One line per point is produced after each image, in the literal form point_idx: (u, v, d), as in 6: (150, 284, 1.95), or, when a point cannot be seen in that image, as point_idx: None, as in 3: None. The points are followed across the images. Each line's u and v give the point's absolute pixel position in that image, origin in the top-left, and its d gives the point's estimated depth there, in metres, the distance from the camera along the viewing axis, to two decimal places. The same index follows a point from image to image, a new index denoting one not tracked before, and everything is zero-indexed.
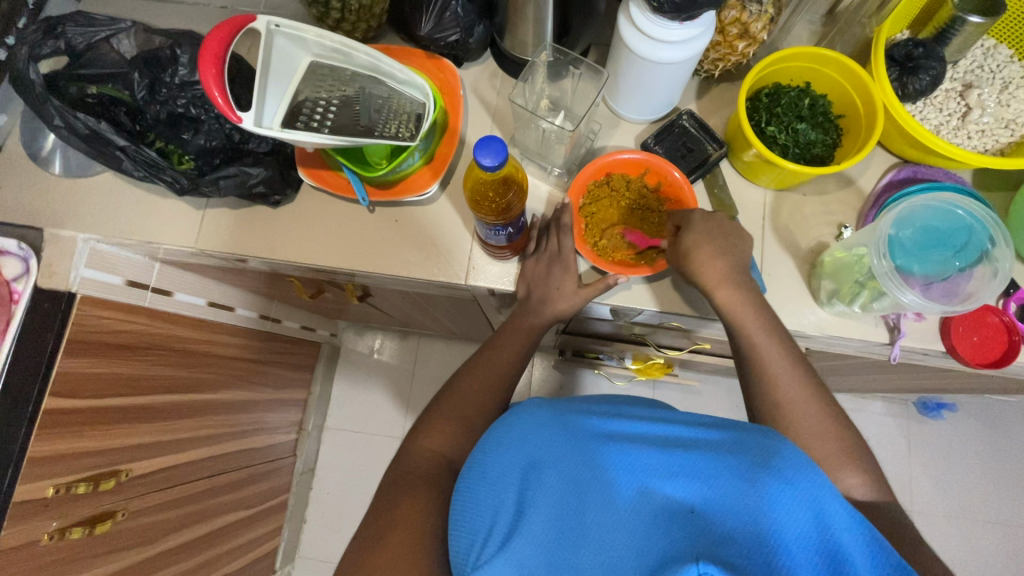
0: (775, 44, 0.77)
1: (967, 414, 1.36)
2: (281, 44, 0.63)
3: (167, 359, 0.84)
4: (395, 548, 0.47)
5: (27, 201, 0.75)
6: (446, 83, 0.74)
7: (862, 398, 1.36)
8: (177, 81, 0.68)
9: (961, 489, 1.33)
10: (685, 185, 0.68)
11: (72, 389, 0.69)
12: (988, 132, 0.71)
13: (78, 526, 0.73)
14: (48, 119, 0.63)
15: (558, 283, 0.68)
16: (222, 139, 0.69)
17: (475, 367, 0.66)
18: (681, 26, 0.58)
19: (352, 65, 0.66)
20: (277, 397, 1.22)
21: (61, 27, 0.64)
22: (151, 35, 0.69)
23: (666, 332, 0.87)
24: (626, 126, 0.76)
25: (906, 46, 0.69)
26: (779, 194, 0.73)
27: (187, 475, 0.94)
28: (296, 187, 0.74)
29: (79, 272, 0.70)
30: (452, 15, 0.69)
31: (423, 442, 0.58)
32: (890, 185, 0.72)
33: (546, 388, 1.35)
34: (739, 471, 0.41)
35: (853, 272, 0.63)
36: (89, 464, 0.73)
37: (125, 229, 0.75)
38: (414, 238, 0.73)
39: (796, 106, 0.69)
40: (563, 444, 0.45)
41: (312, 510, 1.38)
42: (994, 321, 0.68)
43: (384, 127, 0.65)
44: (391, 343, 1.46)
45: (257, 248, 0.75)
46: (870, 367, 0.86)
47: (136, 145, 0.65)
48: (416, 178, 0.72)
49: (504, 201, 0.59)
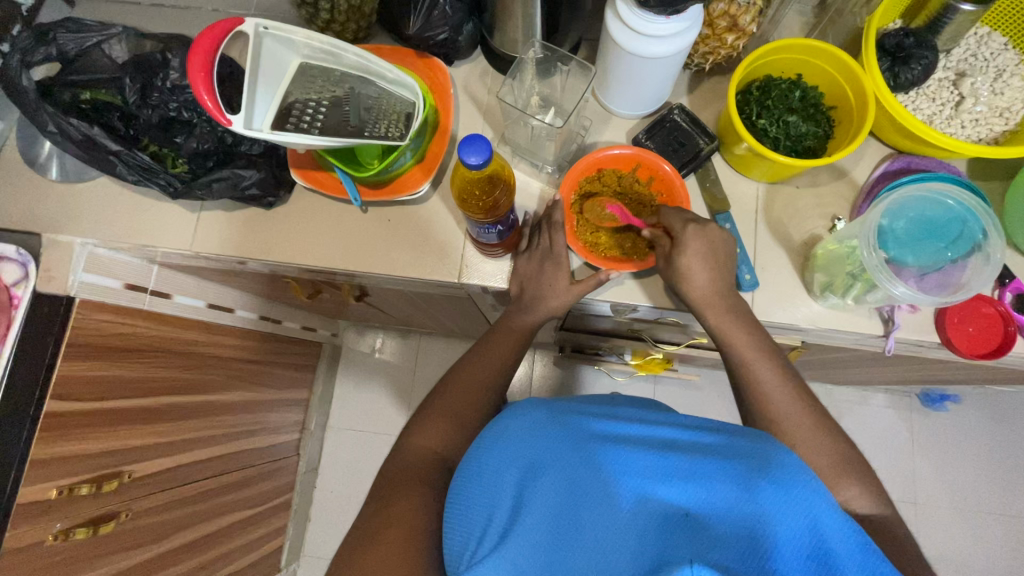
0: (765, 36, 0.77)
1: (971, 405, 1.35)
2: (270, 46, 0.63)
3: (168, 361, 0.85)
4: (388, 546, 0.47)
5: (24, 206, 0.76)
6: (436, 82, 0.74)
7: (864, 391, 1.36)
8: (169, 85, 0.69)
9: (965, 481, 1.32)
10: (676, 178, 0.68)
11: (73, 391, 0.69)
12: (982, 121, 0.70)
13: (82, 526, 0.74)
14: (42, 126, 0.63)
15: (550, 280, 0.68)
16: (214, 141, 0.69)
17: (468, 365, 0.66)
18: (669, 19, 0.57)
19: (342, 66, 0.66)
20: (279, 397, 1.23)
21: (52, 34, 0.65)
22: (143, 40, 0.70)
23: (663, 328, 0.87)
24: (618, 121, 0.76)
25: (897, 35, 0.68)
26: (772, 186, 0.73)
27: (190, 475, 0.95)
28: (290, 188, 0.74)
29: (77, 275, 0.71)
30: (441, 13, 0.68)
31: (417, 440, 0.59)
32: (884, 176, 0.71)
33: (546, 384, 1.36)
34: (736, 476, 0.41)
35: (845, 265, 0.63)
36: (91, 465, 0.74)
37: (121, 232, 0.76)
38: (408, 237, 0.74)
39: (785, 98, 0.68)
40: (561, 444, 0.45)
41: (317, 509, 1.39)
42: (989, 311, 0.67)
43: (373, 127, 0.66)
44: (392, 342, 1.47)
45: (252, 249, 0.75)
46: (868, 359, 0.86)
47: (129, 150, 0.65)
48: (408, 177, 0.72)
49: (492, 198, 0.60)
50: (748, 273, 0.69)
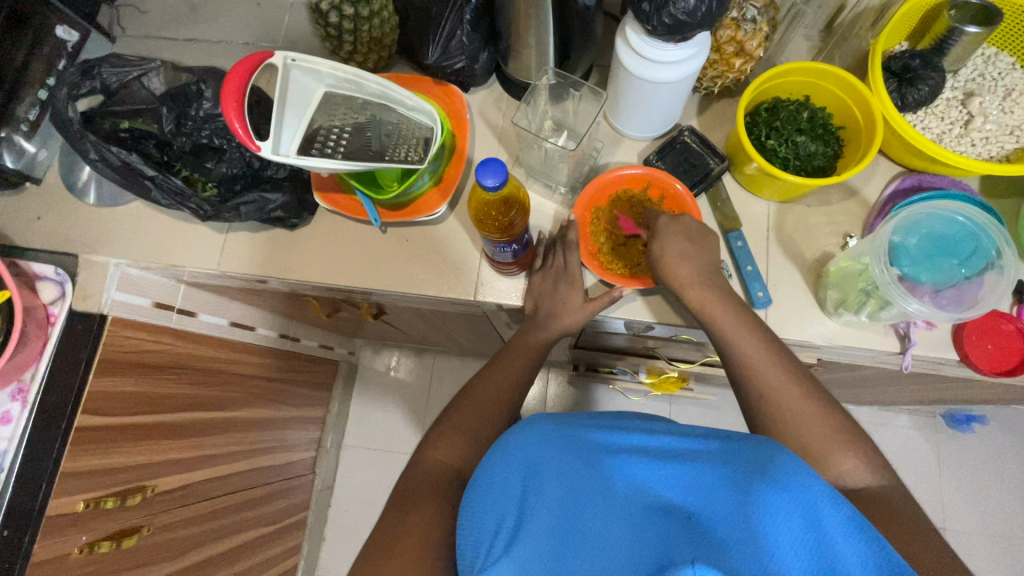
0: (772, 60, 0.79)
1: (999, 426, 1.31)
2: (297, 77, 0.66)
3: (191, 378, 0.87)
4: (404, 553, 0.49)
5: (60, 229, 0.79)
6: (453, 107, 0.78)
7: (886, 412, 1.33)
8: (202, 114, 0.73)
9: (994, 504, 1.28)
10: (687, 196, 0.70)
11: (102, 407, 0.72)
12: (992, 139, 0.71)
13: (106, 540, 0.76)
14: (84, 154, 0.67)
15: (564, 298, 0.69)
16: (242, 166, 0.74)
17: (483, 381, 0.67)
18: (676, 47, 0.60)
19: (364, 94, 0.70)
20: (296, 415, 1.25)
21: (97, 69, 0.69)
22: (180, 73, 0.75)
23: (677, 345, 0.87)
24: (629, 143, 0.78)
25: (903, 58, 0.70)
26: (782, 206, 0.74)
27: (211, 491, 0.97)
28: (312, 211, 0.77)
29: (110, 293, 0.74)
30: (458, 43, 0.72)
31: (432, 453, 0.60)
32: (895, 194, 0.72)
33: (561, 404, 1.36)
34: (735, 482, 0.42)
35: (858, 282, 0.63)
36: (118, 480, 0.76)
37: (151, 253, 0.79)
38: (425, 256, 0.76)
39: (794, 119, 0.69)
40: (566, 455, 0.46)
41: (332, 528, 1.40)
42: (1008, 328, 0.67)
43: (394, 151, 0.69)
44: (407, 360, 1.48)
45: (275, 268, 0.78)
46: (886, 377, 0.85)
47: (164, 175, 0.69)
48: (426, 199, 0.75)
49: (508, 219, 0.61)
50: (761, 290, 0.69)
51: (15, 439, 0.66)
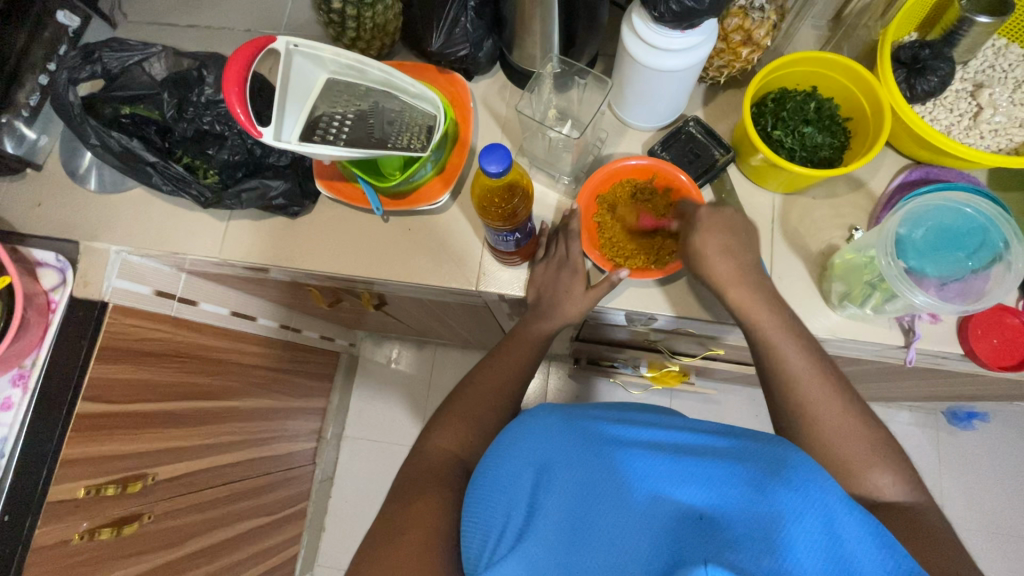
0: (779, 50, 0.79)
1: (1000, 423, 1.31)
2: (299, 63, 0.66)
3: (192, 366, 0.87)
4: (407, 542, 0.49)
5: (59, 215, 0.79)
6: (456, 95, 0.77)
7: (888, 408, 1.33)
8: (203, 100, 0.73)
9: (994, 501, 1.28)
10: (693, 188, 0.68)
11: (101, 394, 0.72)
12: (1001, 131, 0.70)
13: (107, 527, 0.76)
14: (85, 138, 0.67)
15: (567, 287, 0.69)
16: (244, 153, 0.73)
17: (485, 370, 0.67)
18: (683, 34, 0.59)
19: (367, 80, 0.69)
20: (297, 405, 1.25)
21: (97, 53, 0.69)
22: (180, 58, 0.74)
23: (681, 339, 0.87)
24: (633, 133, 0.78)
25: (912, 48, 0.69)
26: (788, 197, 0.73)
27: (212, 480, 0.98)
28: (314, 199, 0.77)
29: (111, 281, 0.74)
30: (461, 31, 0.71)
31: (434, 443, 0.60)
32: (902, 186, 0.71)
33: (562, 397, 1.36)
34: (750, 480, 0.41)
35: (864, 274, 0.63)
36: (118, 467, 0.76)
37: (151, 241, 0.78)
38: (427, 246, 0.75)
39: (801, 110, 0.69)
40: (575, 448, 0.46)
41: (331, 519, 1.40)
42: (1014, 322, 0.66)
43: (396, 139, 0.68)
44: (408, 352, 1.48)
45: (276, 256, 0.77)
46: (890, 372, 0.85)
47: (165, 161, 0.69)
48: (428, 188, 0.74)
49: (510, 206, 0.61)
50: (766, 282, 0.69)
51: (15, 425, 0.66)
